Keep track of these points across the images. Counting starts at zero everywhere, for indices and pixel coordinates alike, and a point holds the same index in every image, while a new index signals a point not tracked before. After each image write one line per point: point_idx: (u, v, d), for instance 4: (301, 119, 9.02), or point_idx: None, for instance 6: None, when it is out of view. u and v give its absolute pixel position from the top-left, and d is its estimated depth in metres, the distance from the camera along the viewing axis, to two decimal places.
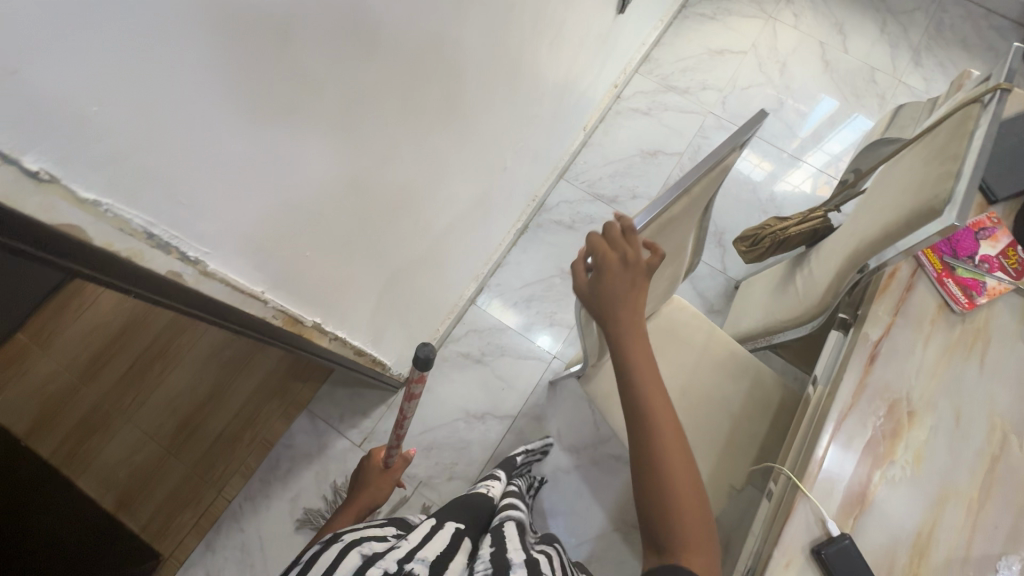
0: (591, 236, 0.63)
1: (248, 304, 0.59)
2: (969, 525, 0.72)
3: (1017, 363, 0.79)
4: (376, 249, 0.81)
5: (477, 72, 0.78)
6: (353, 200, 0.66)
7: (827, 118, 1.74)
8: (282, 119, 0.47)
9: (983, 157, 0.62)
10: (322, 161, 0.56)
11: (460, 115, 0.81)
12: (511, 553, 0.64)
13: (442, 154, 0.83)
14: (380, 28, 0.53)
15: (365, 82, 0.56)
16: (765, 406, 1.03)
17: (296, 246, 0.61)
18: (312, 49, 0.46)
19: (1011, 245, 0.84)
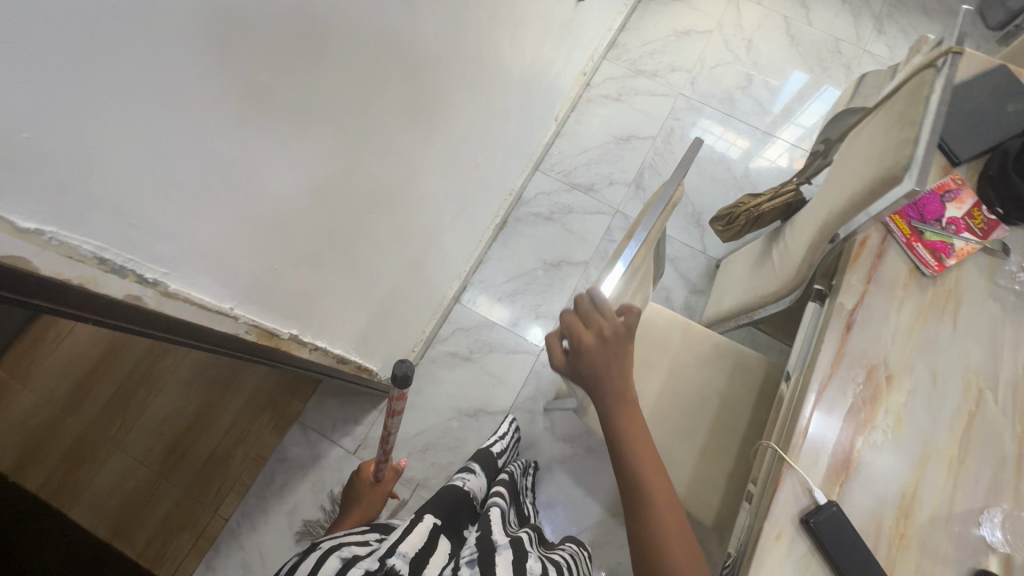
0: (565, 319, 0.66)
1: (218, 322, 0.58)
2: (950, 482, 0.74)
3: (988, 320, 0.81)
4: (352, 256, 0.81)
5: (437, 70, 0.77)
6: (321, 209, 0.66)
7: (796, 92, 1.75)
8: (235, 132, 0.46)
9: (939, 120, 0.62)
10: (282, 170, 0.55)
11: (423, 115, 0.80)
12: (494, 537, 0.69)
13: (410, 156, 0.83)
14: (330, 31, 0.52)
15: (319, 87, 0.55)
16: (750, 381, 1.04)
17: (265, 260, 0.60)
18: (257, 56, 0.45)
19: (976, 206, 0.86)
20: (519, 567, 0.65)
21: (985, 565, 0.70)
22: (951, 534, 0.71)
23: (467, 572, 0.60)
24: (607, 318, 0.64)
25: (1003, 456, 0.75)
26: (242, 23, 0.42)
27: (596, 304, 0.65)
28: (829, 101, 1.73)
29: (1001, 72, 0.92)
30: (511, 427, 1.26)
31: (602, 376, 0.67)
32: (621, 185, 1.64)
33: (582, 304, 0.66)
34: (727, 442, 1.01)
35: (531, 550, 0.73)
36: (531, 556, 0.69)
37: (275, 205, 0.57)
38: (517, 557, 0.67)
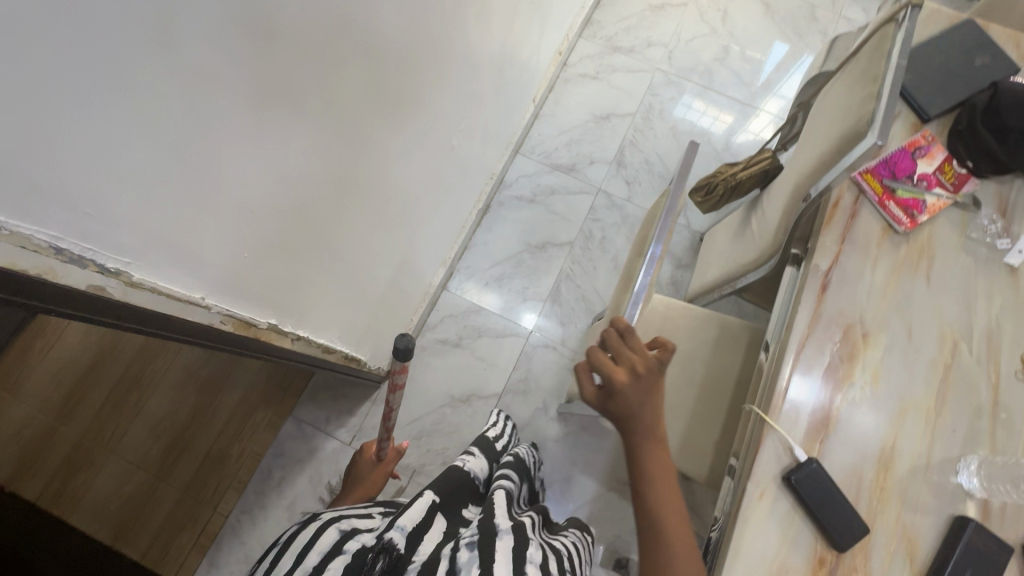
0: (595, 354, 0.66)
1: (191, 313, 0.58)
2: (928, 432, 0.75)
3: (962, 274, 0.81)
4: (326, 244, 0.80)
5: (398, 53, 0.76)
6: (288, 197, 0.65)
7: (774, 62, 1.75)
8: (188, 116, 0.45)
9: (900, 73, 0.62)
10: (243, 154, 0.54)
11: (389, 98, 0.80)
12: (497, 520, 0.66)
13: (378, 140, 0.82)
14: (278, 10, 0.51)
15: (273, 68, 0.53)
16: (734, 349, 1.06)
17: (233, 248, 0.60)
18: (205, 38, 0.44)
19: (946, 161, 0.86)
20: (521, 552, 0.62)
21: (964, 511, 0.72)
22: (930, 484, 0.73)
23: (466, 554, 0.57)
24: (638, 354, 0.64)
25: (979, 405, 0.76)
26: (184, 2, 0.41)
27: (627, 340, 0.65)
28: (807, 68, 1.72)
29: (968, 27, 0.92)
30: (502, 418, 1.25)
31: (637, 415, 0.65)
32: (603, 164, 1.64)
33: (611, 340, 0.66)
34: (714, 410, 1.03)
35: (534, 539, 0.68)
36: (533, 543, 0.66)
37: (239, 190, 0.56)
38: (519, 544, 0.63)
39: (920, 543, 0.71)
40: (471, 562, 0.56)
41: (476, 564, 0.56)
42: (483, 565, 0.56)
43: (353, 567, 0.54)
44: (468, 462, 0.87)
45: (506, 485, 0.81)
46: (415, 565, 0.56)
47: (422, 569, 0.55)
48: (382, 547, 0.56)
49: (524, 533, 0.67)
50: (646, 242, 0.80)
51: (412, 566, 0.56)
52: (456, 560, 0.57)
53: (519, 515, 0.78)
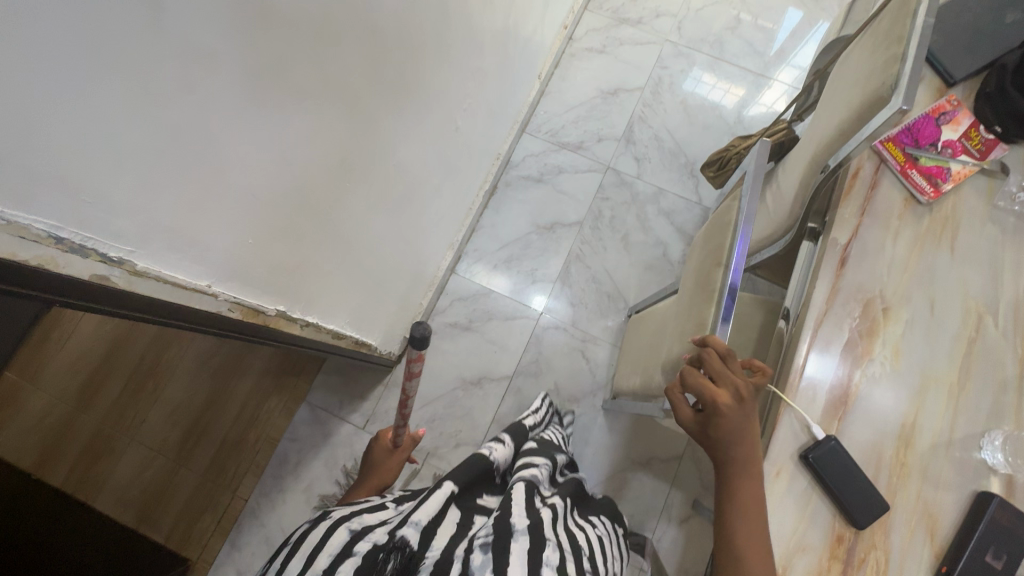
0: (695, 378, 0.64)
1: (197, 300, 0.58)
2: (950, 408, 0.73)
3: (988, 244, 0.78)
4: (331, 228, 0.79)
5: (398, 29, 0.73)
6: (288, 180, 0.64)
7: (789, 29, 1.68)
8: (181, 95, 0.43)
9: (928, 33, 0.59)
10: (239, 131, 0.52)
11: (391, 76, 0.78)
12: (514, 519, 0.64)
13: (377, 121, 0.79)
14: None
15: (265, 42, 0.50)
16: (748, 327, 1.04)
17: (234, 233, 0.58)
18: (195, 13, 0.41)
19: (973, 126, 0.82)
20: (537, 553, 0.61)
21: (987, 487, 0.70)
22: (953, 460, 0.71)
23: (480, 557, 0.58)
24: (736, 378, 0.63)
25: (1006, 379, 0.74)
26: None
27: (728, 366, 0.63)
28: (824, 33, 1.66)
29: None
30: (547, 404, 1.28)
31: (736, 441, 0.64)
32: (611, 141, 1.60)
33: (711, 363, 0.63)
34: None
35: (552, 536, 0.67)
36: (550, 544, 0.64)
37: (237, 170, 0.54)
38: (535, 545, 0.63)
39: (942, 519, 0.70)
40: (485, 565, 0.57)
41: (489, 568, 0.56)
42: (495, 567, 0.57)
43: (364, 567, 0.54)
44: (491, 446, 0.87)
45: (525, 476, 0.79)
46: (427, 564, 0.56)
47: (435, 569, 0.55)
48: (394, 547, 0.56)
49: (543, 532, 0.66)
50: (713, 252, 0.77)
51: (425, 565, 0.56)
52: (471, 563, 0.56)
53: (543, 502, 0.77)
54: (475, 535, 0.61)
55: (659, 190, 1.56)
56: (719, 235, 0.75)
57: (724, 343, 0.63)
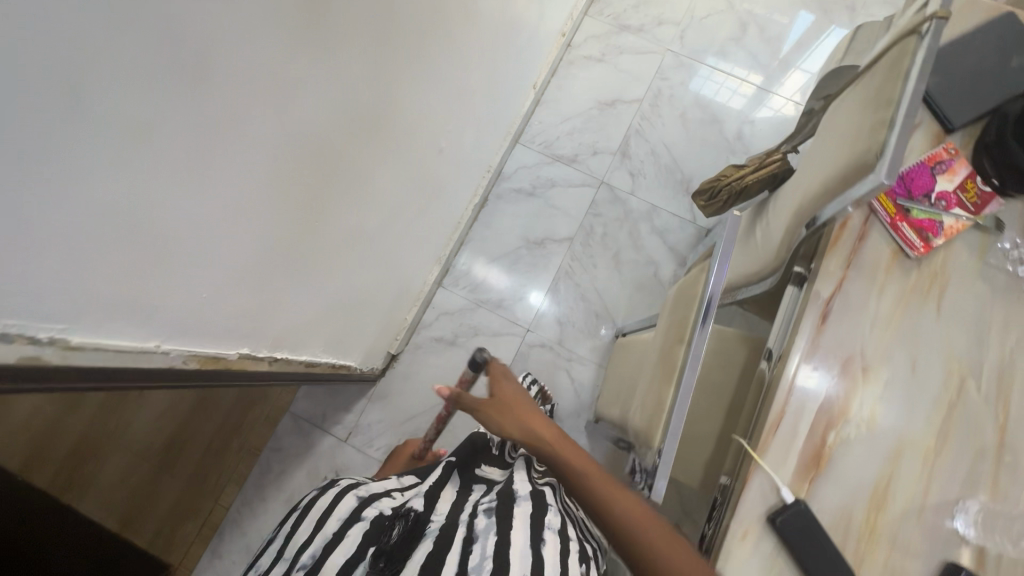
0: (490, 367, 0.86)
1: (145, 359, 0.56)
2: (925, 473, 0.71)
3: (976, 304, 0.76)
4: (299, 266, 0.77)
5: (370, 65, 0.70)
6: (248, 228, 0.61)
7: (795, 41, 1.63)
8: (118, 173, 0.40)
9: (916, 101, 0.55)
10: (193, 191, 0.49)
11: (364, 112, 0.75)
12: (516, 487, 0.71)
13: (347, 159, 0.76)
14: (224, 41, 0.44)
15: (220, 103, 0.47)
16: (731, 365, 1.03)
17: (187, 289, 0.56)
18: (138, 93, 0.38)
19: (969, 177, 0.78)
20: (539, 517, 0.65)
21: (957, 558, 0.69)
22: (923, 528, 0.70)
23: (483, 521, 0.63)
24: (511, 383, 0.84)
25: (982, 447, 0.72)
26: (105, 59, 0.35)
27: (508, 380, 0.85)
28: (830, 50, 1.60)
29: (1007, 22, 0.82)
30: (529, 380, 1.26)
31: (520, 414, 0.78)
32: (606, 154, 1.56)
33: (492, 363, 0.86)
34: (707, 426, 1.00)
35: (554, 504, 0.71)
36: (552, 508, 0.68)
37: (190, 228, 0.52)
38: (537, 508, 0.67)
39: None
40: (488, 528, 0.62)
41: (493, 531, 0.61)
42: (499, 530, 0.62)
43: (371, 532, 0.61)
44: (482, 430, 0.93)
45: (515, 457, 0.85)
46: (430, 528, 0.63)
47: (438, 532, 0.62)
48: (398, 514, 0.64)
49: (545, 499, 0.70)
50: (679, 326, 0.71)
51: (428, 526, 0.64)
52: (475, 527, 0.62)
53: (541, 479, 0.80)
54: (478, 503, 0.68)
55: (653, 207, 1.53)
56: (683, 310, 0.70)
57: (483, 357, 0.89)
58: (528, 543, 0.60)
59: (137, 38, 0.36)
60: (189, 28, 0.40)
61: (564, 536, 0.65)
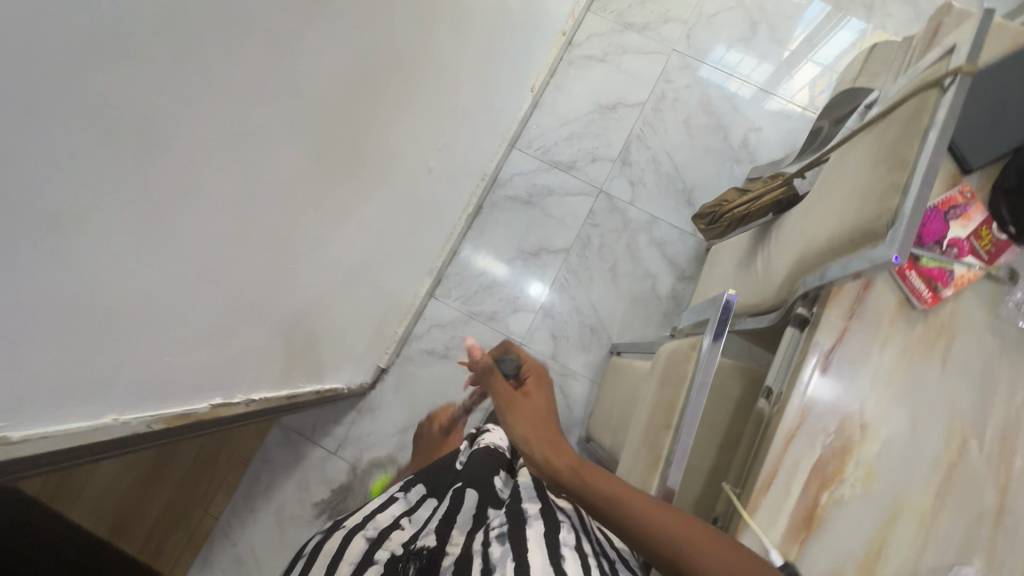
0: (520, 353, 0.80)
1: (103, 433, 0.52)
2: (920, 537, 0.69)
3: (983, 359, 0.72)
4: (276, 309, 0.73)
5: (352, 98, 0.65)
6: (218, 287, 0.57)
7: (806, 43, 1.55)
8: (60, 266, 0.36)
9: (935, 166, 0.50)
10: (154, 263, 0.45)
11: (348, 148, 0.70)
12: (525, 504, 0.65)
13: (329, 196, 0.72)
14: (191, 111, 0.40)
15: (187, 171, 0.43)
16: (725, 399, 1.00)
17: (149, 356, 0.52)
18: (74, 182, 0.33)
19: (985, 224, 0.74)
20: (553, 536, 0.59)
21: None
22: None
23: (498, 548, 0.57)
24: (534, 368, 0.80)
25: (982, 509, 0.69)
26: (45, 159, 0.30)
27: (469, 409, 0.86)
28: (837, 52, 1.53)
29: None
30: None
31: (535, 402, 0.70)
32: (605, 162, 1.51)
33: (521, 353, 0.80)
34: (698, 462, 0.98)
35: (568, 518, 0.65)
36: (565, 525, 0.62)
37: (152, 299, 0.48)
38: (551, 527, 0.61)
39: None
40: (504, 556, 0.56)
41: (509, 556, 0.56)
42: (515, 556, 0.56)
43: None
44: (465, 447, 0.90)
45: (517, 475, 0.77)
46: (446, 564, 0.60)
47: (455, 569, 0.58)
48: (410, 555, 0.61)
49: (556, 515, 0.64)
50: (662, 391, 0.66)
51: (443, 563, 0.60)
52: (490, 557, 0.57)
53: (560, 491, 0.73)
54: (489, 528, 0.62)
55: (653, 219, 1.48)
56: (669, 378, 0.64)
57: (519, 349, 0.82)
58: (548, 562, 0.55)
59: (83, 132, 0.32)
60: (149, 108, 0.35)
61: (584, 554, 0.58)
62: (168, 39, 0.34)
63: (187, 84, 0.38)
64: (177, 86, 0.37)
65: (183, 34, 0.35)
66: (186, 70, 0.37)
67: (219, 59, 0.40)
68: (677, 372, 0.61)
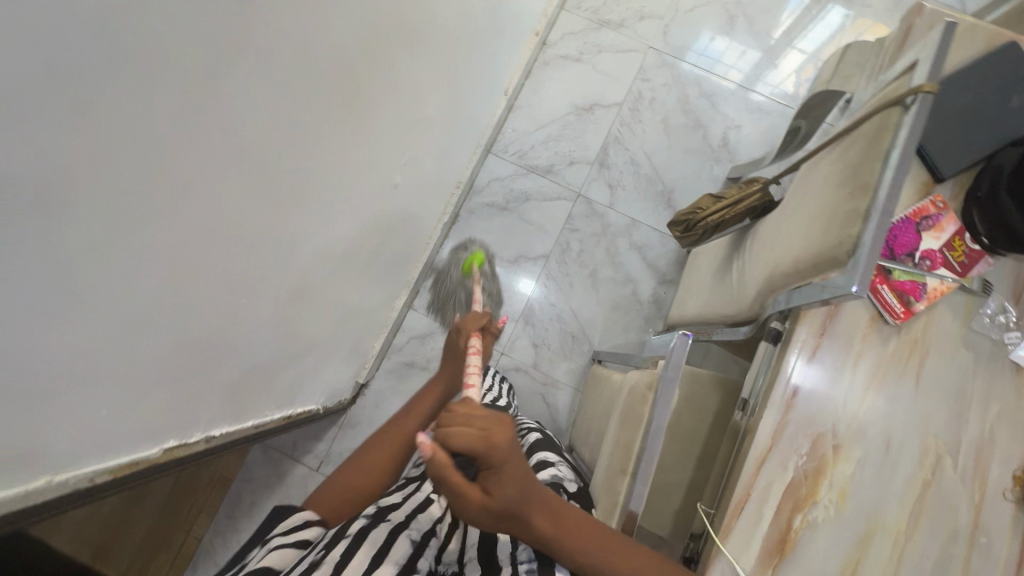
0: (469, 427, 0.44)
1: (35, 497, 0.49)
2: (894, 559, 0.68)
3: (958, 374, 0.71)
4: (240, 348, 0.71)
5: (315, 126, 0.62)
6: (178, 338, 0.55)
7: (785, 35, 1.52)
8: None
9: (896, 191, 0.48)
10: (84, 327, 0.41)
11: (311, 178, 0.68)
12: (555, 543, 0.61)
13: (292, 232, 0.69)
14: (116, 171, 0.36)
15: (115, 230, 0.39)
16: (703, 412, 0.98)
17: (92, 415, 0.50)
18: None
19: (958, 234, 0.72)
20: None
21: None
22: None
23: None
24: (472, 420, 0.45)
25: (956, 528, 0.68)
26: None
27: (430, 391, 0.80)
28: (828, 35, 1.50)
29: (1009, 53, 0.73)
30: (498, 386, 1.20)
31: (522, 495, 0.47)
32: (583, 165, 1.48)
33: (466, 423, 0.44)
34: (677, 476, 0.97)
35: None
36: None
37: (87, 363, 0.44)
38: None
39: None
40: None
41: None
42: None
43: None
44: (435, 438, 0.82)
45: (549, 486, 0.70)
46: None
47: None
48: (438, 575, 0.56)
49: None
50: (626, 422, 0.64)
51: None
52: None
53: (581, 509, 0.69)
54: (517, 556, 0.57)
55: (632, 222, 1.46)
56: (635, 410, 0.62)
57: (455, 417, 0.45)
58: None
59: None
60: (64, 179, 0.32)
61: None
62: (89, 101, 0.31)
63: (109, 146, 0.34)
64: (96, 149, 0.33)
65: (102, 97, 0.32)
66: (106, 130, 0.33)
67: (156, 119, 0.37)
68: (639, 406, 0.60)
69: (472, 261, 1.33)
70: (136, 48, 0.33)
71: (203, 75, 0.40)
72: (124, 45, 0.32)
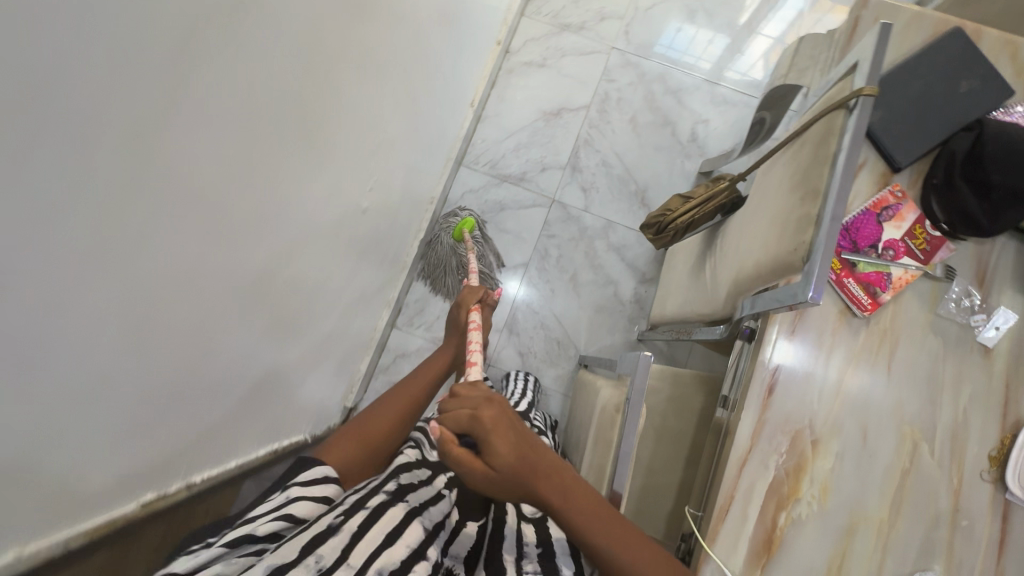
0: (459, 405, 0.51)
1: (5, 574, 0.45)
2: (880, 548, 0.68)
3: (928, 360, 0.72)
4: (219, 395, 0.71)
5: (270, 168, 0.61)
6: (152, 397, 0.54)
7: (745, 26, 1.53)
8: None
9: (844, 195, 0.49)
10: (29, 409, 0.39)
11: (273, 220, 0.67)
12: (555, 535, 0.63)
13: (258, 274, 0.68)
14: (47, 251, 0.35)
15: (53, 305, 0.37)
16: (688, 411, 0.99)
17: (67, 486, 0.49)
18: None
19: (918, 222, 0.73)
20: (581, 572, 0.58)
21: None
22: None
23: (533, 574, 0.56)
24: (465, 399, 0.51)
25: (938, 513, 0.69)
26: None
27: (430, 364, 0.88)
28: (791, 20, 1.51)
29: (954, 40, 0.74)
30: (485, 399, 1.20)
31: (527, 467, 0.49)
32: (555, 170, 1.48)
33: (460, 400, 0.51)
34: (667, 477, 0.97)
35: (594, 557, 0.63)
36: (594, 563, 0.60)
37: (41, 439, 0.42)
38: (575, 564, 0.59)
39: None
40: None
41: None
42: None
43: None
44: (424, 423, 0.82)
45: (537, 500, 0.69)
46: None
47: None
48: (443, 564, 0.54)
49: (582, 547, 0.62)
50: (605, 436, 0.65)
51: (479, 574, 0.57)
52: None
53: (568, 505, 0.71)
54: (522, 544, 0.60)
55: (608, 223, 1.46)
56: (610, 423, 0.63)
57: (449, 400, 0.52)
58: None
59: None
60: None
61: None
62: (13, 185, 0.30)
63: (43, 227, 0.33)
64: (16, 237, 0.32)
65: (23, 177, 0.31)
66: (38, 212, 0.33)
67: (86, 193, 0.35)
68: (614, 420, 0.60)
69: (464, 226, 1.36)
70: (50, 132, 0.31)
71: (143, 139, 0.39)
72: (39, 125, 0.31)
